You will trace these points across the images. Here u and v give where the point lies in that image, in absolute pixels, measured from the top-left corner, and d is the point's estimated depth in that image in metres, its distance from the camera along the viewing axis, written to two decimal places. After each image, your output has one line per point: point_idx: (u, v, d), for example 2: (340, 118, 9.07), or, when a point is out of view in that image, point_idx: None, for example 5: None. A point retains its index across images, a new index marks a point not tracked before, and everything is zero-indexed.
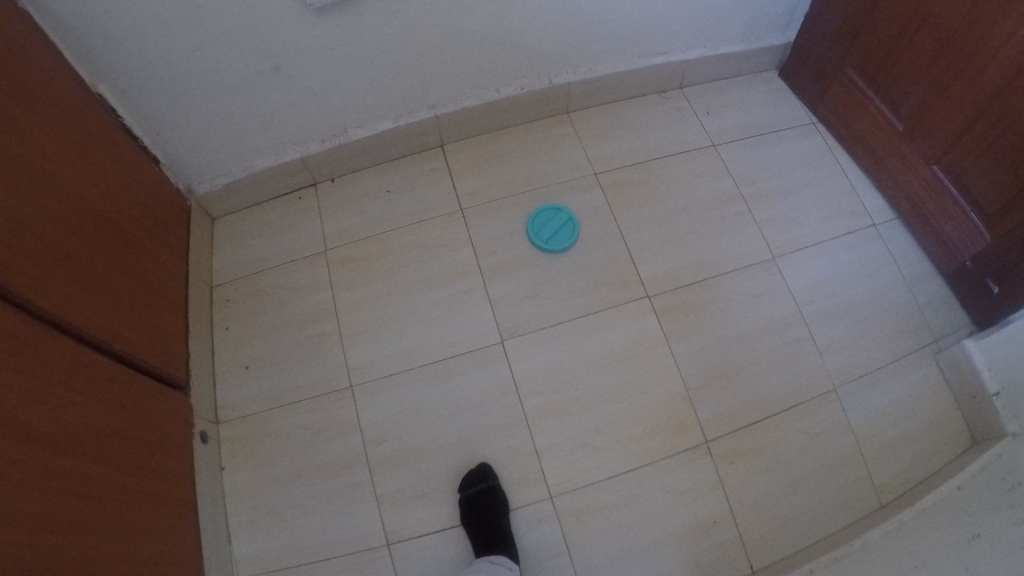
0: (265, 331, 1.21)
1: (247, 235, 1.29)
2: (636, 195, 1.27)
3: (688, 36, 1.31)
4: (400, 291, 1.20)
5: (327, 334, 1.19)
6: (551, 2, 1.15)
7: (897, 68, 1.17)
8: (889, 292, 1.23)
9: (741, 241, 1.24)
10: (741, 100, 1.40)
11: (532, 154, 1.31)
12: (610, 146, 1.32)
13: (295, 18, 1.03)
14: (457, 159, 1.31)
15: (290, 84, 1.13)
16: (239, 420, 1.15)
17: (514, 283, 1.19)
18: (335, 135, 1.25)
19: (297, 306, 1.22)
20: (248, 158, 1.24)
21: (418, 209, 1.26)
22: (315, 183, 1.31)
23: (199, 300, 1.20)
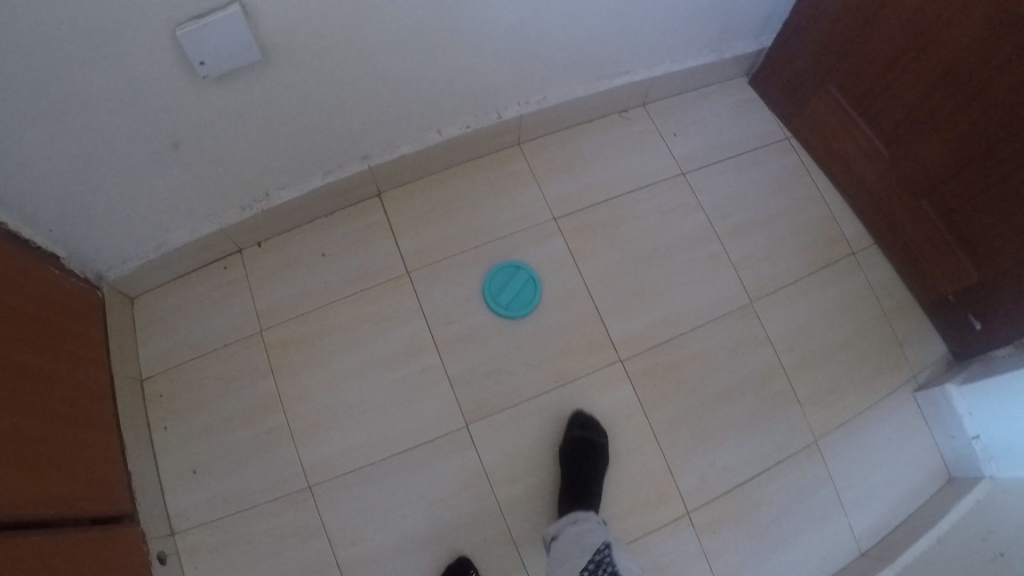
0: (209, 429, 1.08)
1: (173, 316, 1.12)
2: (603, 241, 1.15)
3: (653, 53, 1.17)
4: (352, 373, 1.08)
5: (274, 430, 1.07)
6: (496, 35, 0.99)
7: (887, 92, 1.07)
8: (869, 330, 1.18)
9: (716, 285, 1.15)
10: (713, 117, 1.28)
11: (484, 199, 1.16)
12: (569, 185, 1.18)
13: (188, 87, 0.83)
14: (398, 212, 1.15)
15: (202, 153, 0.94)
16: (196, 530, 1.04)
17: (475, 357, 1.08)
18: (256, 201, 1.07)
19: (239, 398, 1.08)
20: (162, 236, 1.05)
21: (360, 275, 1.11)
22: (240, 250, 1.14)
23: (131, 403, 1.05)
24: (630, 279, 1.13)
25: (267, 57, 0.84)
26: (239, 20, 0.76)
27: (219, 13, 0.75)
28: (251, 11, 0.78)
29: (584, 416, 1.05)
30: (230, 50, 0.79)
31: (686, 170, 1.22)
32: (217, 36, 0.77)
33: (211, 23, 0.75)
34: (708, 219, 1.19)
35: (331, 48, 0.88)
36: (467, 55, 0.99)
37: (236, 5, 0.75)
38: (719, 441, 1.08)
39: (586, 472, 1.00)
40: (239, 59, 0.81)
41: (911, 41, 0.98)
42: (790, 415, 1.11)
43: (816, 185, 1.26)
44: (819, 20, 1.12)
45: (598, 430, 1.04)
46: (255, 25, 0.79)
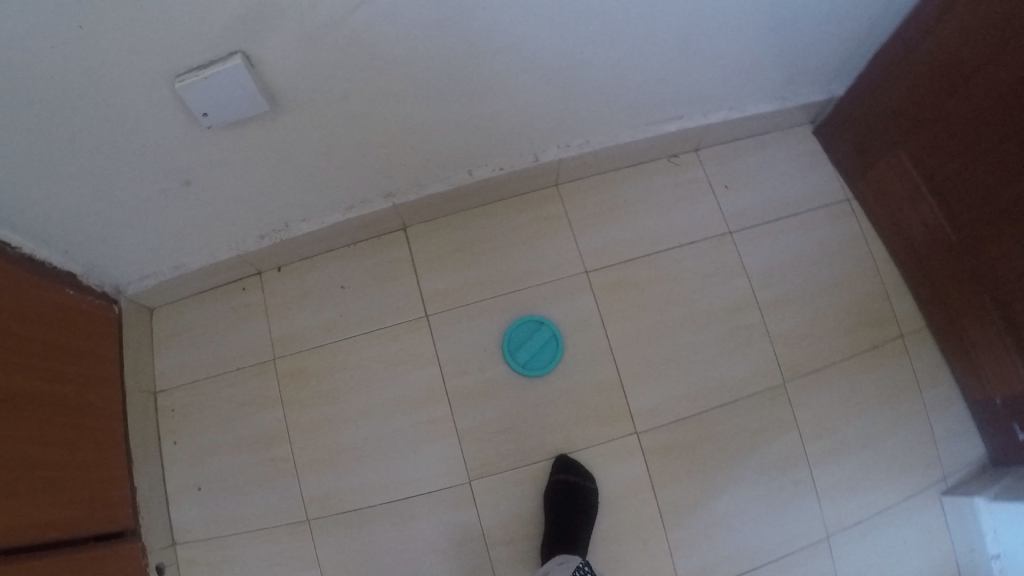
0: (217, 448, 1.06)
1: (188, 332, 1.10)
2: (634, 302, 1.09)
3: (712, 100, 1.07)
4: (362, 414, 1.05)
5: (281, 459, 1.04)
6: (537, 81, 0.89)
7: (963, 175, 0.96)
8: (902, 425, 1.12)
9: (743, 364, 1.10)
10: (766, 171, 1.20)
11: (514, 243, 1.09)
12: (604, 237, 1.11)
13: (193, 133, 0.77)
14: (422, 249, 1.10)
15: (220, 188, 0.89)
16: (198, 544, 1.03)
17: (486, 413, 1.05)
18: (275, 231, 1.03)
19: (248, 422, 1.06)
20: (179, 258, 1.02)
21: (379, 313, 1.08)
22: (259, 272, 1.12)
23: (143, 416, 1.04)
24: (656, 346, 1.08)
25: (278, 103, 0.76)
26: (242, 73, 0.68)
27: (220, 66, 0.67)
28: (258, 61, 0.69)
29: (568, 460, 1.03)
30: (234, 101, 0.72)
31: (732, 231, 1.15)
32: (219, 88, 0.69)
33: (212, 76, 0.67)
34: (750, 285, 1.14)
35: (350, 94, 0.80)
36: (503, 102, 0.91)
37: (239, 58, 0.67)
38: (727, 526, 1.06)
39: (577, 519, 1.00)
40: (245, 109, 0.74)
41: (990, 127, 0.89)
42: (807, 508, 1.08)
43: (875, 257, 1.19)
44: (899, 83, 1.02)
45: (586, 474, 1.03)
46: (262, 75, 0.71)
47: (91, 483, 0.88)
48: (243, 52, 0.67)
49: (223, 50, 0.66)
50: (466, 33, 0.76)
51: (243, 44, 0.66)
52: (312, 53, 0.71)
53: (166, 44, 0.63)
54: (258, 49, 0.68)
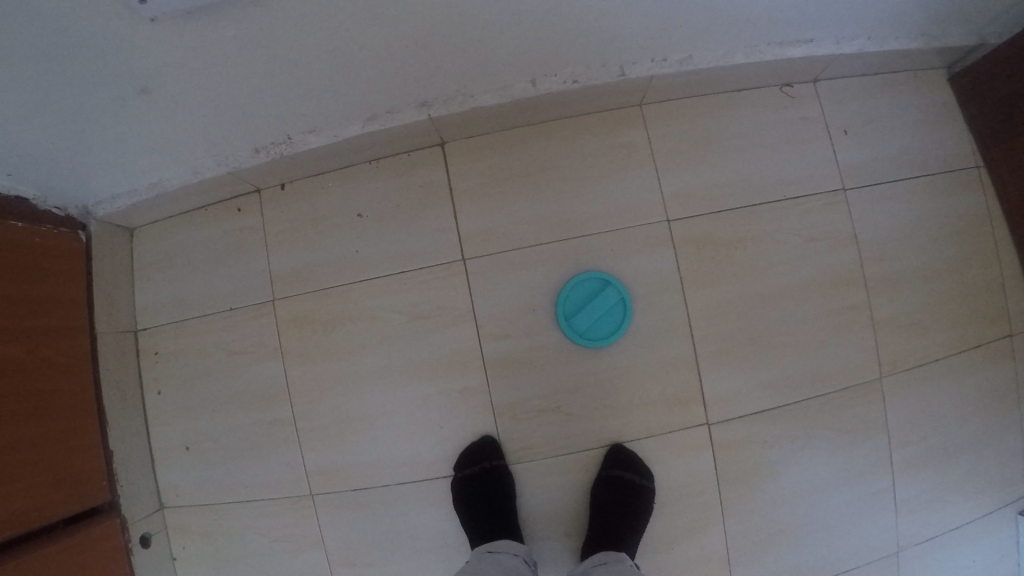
0: (206, 404, 0.98)
1: (174, 262, 1.00)
2: (720, 266, 0.87)
3: (855, 23, 0.81)
4: (383, 376, 0.89)
5: (282, 423, 0.95)
6: None
7: None
8: (997, 438, 1.03)
9: (826, 352, 0.94)
10: (881, 124, 1.01)
11: (581, 176, 0.85)
12: (693, 180, 0.87)
13: (135, 19, 0.55)
14: (463, 172, 0.86)
15: (183, 100, 0.69)
16: (188, 510, 0.99)
17: (530, 386, 0.86)
18: (275, 143, 0.84)
19: (241, 377, 0.97)
20: (152, 176, 0.87)
21: (407, 252, 0.87)
22: (258, 189, 0.96)
23: (120, 363, 0.97)
24: (741, 322, 0.89)
25: None
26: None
27: None
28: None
29: (626, 453, 0.85)
30: None
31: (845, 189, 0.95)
32: None
33: None
34: (853, 259, 0.96)
35: None
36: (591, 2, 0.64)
37: None
38: (796, 535, 0.94)
39: (622, 513, 0.84)
40: None
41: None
42: (883, 519, 0.98)
43: (994, 236, 1.04)
44: None
45: (644, 472, 0.85)
46: None
47: (47, 460, 0.80)
48: None
49: None
50: None
51: None
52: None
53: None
54: None
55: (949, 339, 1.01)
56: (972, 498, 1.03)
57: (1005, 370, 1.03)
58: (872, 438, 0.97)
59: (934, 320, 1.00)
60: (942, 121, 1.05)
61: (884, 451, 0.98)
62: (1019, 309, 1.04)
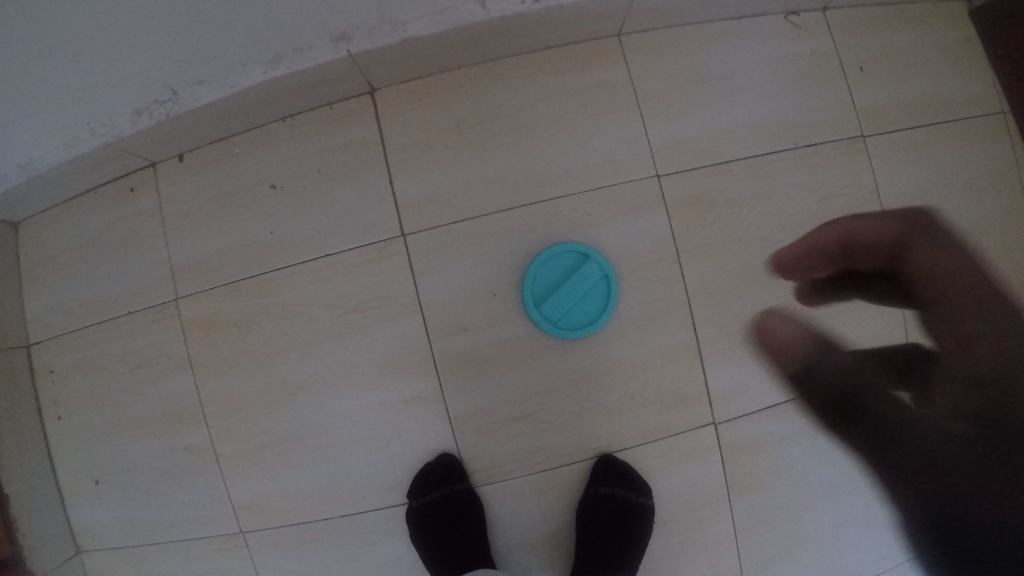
0: (113, 429, 0.80)
1: (65, 258, 0.81)
2: (723, 231, 0.71)
3: None
4: (315, 386, 0.71)
5: (200, 446, 0.77)
6: None
7: None
8: None
9: (858, 330, 0.77)
10: (907, 58, 0.84)
11: (548, 125, 0.68)
12: (687, 125, 0.70)
13: None
14: (398, 126, 0.68)
15: None
16: (103, 556, 0.81)
17: (495, 390, 0.69)
18: (165, 101, 0.64)
19: (150, 395, 0.79)
20: (15, 158, 0.68)
21: (336, 229, 0.69)
22: (154, 162, 0.78)
23: (6, 386, 0.78)
24: (752, 299, 0.73)
25: None
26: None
27: None
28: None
29: (619, 467, 0.69)
30: None
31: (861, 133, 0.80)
32: None
33: None
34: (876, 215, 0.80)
35: None
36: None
37: None
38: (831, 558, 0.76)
39: (616, 533, 0.70)
40: None
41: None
42: None
43: None
44: None
45: (641, 488, 0.69)
46: None
47: None
48: None
49: None
50: None
51: None
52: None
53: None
54: None
55: None
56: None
57: None
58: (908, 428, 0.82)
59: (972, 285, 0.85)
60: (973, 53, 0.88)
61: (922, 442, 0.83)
62: None
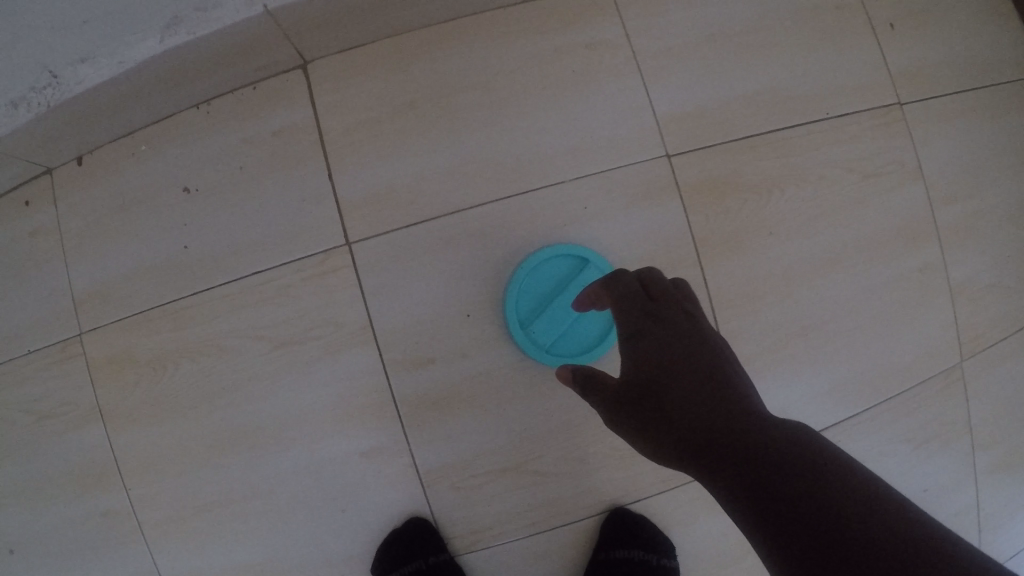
0: (10, 495, 0.64)
1: None
2: (750, 220, 0.58)
3: None
4: (252, 436, 0.57)
5: (116, 514, 0.62)
6: None
7: None
8: None
9: (903, 333, 0.65)
10: (947, 11, 0.72)
11: (530, 99, 0.55)
12: (699, 93, 0.57)
13: None
14: (342, 105, 0.54)
15: None
16: None
17: (475, 434, 0.55)
18: (37, 87, 0.50)
19: (51, 455, 0.63)
20: None
21: (270, 238, 0.55)
22: (48, 170, 0.62)
23: None
24: (789, 305, 0.59)
25: None
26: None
27: None
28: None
29: (634, 521, 0.55)
30: None
31: (901, 100, 0.67)
32: None
33: None
34: (926, 196, 0.66)
35: None
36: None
37: None
38: None
39: None
40: None
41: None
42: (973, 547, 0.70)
43: None
44: None
45: (663, 547, 0.56)
46: None
47: None
48: None
49: None
50: None
51: None
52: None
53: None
54: None
55: None
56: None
57: None
58: (976, 449, 0.69)
59: None
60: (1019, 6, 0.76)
61: (990, 462, 0.70)
62: None
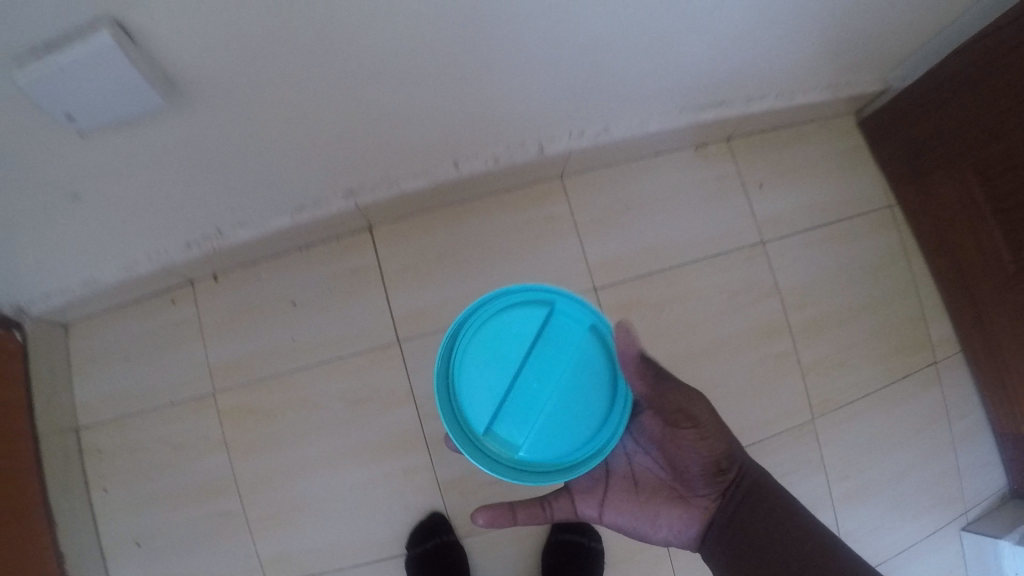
0: (154, 497, 0.97)
1: (113, 355, 1.00)
2: (646, 330, 0.94)
3: (745, 82, 0.88)
4: (332, 463, 0.93)
5: (229, 513, 0.95)
6: (561, 67, 0.72)
7: (1015, 209, 0.95)
8: (933, 460, 1.18)
9: (766, 401, 0.96)
10: (803, 177, 1.07)
11: (512, 253, 0.93)
12: (618, 246, 0.94)
13: (52, 130, 0.59)
14: (391, 256, 0.93)
15: (113, 205, 0.75)
16: None
17: (470, 461, 0.93)
18: (205, 239, 0.87)
19: (187, 471, 0.96)
20: (89, 273, 0.89)
21: (340, 339, 0.93)
22: (191, 282, 0.97)
23: (61, 463, 0.95)
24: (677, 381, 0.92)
25: (181, 95, 0.58)
26: (116, 54, 0.49)
27: (81, 48, 0.48)
28: (137, 30, 0.50)
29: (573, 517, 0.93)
30: (111, 98, 0.54)
31: (766, 239, 1.00)
32: (78, 81, 0.51)
33: (67, 63, 0.49)
34: (784, 306, 0.99)
35: (288, 77, 0.62)
36: (513, 78, 0.72)
37: (108, 32, 0.48)
38: None
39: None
40: (129, 107, 0.56)
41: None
42: None
43: (913, 273, 1.19)
44: (967, 97, 0.97)
45: (590, 535, 0.92)
46: (153, 59, 0.53)
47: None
48: (113, 20, 0.48)
49: (83, 18, 0.47)
50: None
51: (112, 9, 0.48)
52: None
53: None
54: (136, 17, 0.49)
55: (872, 376, 1.14)
56: (890, 504, 1.14)
57: (930, 394, 1.18)
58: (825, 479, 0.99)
59: (858, 356, 1.13)
60: (851, 169, 1.16)
61: None
62: (940, 337, 1.20)
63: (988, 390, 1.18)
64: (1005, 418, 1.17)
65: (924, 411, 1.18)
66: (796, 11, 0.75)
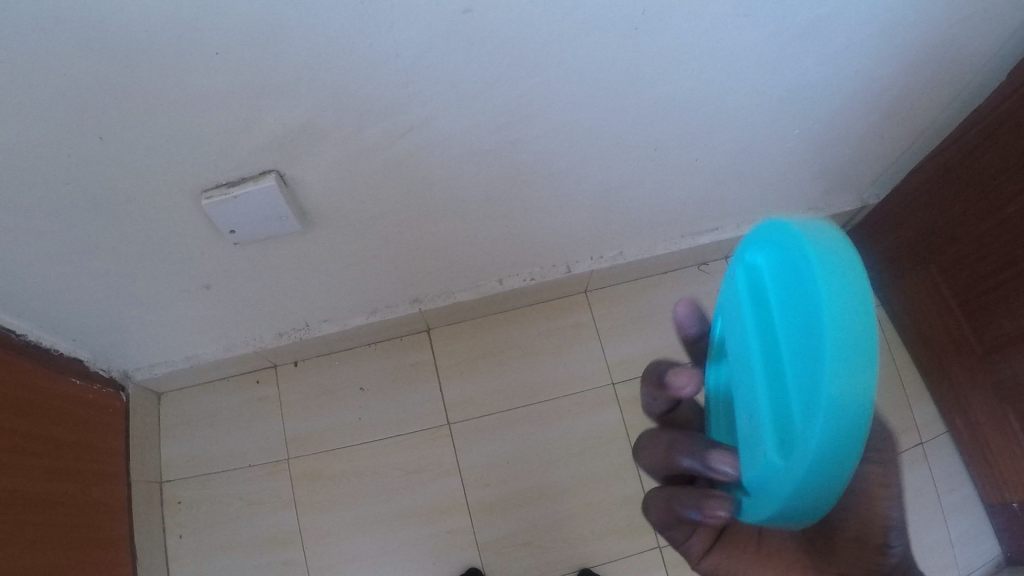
0: (226, 545, 1.12)
1: (198, 421, 1.18)
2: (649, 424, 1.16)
3: (729, 210, 1.11)
4: (387, 522, 1.11)
5: (292, 562, 1.11)
6: (579, 209, 0.96)
7: (965, 291, 1.13)
8: (926, 533, 1.27)
9: None
10: None
11: (545, 354, 1.19)
12: (632, 346, 1.20)
13: (208, 241, 0.81)
14: (445, 353, 1.18)
15: (227, 298, 0.95)
16: None
17: (504, 526, 1.11)
18: (296, 329, 1.09)
19: (257, 524, 1.13)
20: (191, 350, 1.08)
21: (397, 420, 1.15)
22: (275, 366, 1.19)
23: (148, 510, 1.11)
24: None
25: (309, 222, 0.81)
26: (274, 192, 0.72)
27: (250, 186, 0.70)
28: (291, 179, 0.73)
29: None
30: (261, 222, 0.77)
31: None
32: (243, 205, 0.73)
33: (241, 194, 0.71)
34: None
35: (384, 215, 0.85)
36: (544, 215, 0.95)
37: (272, 178, 0.70)
38: None
39: None
40: (272, 227, 0.79)
41: (1008, 251, 1.01)
42: None
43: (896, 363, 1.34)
44: (915, 207, 1.17)
45: None
46: (295, 197, 0.76)
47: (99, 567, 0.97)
48: (276, 172, 0.71)
49: (258, 170, 0.70)
50: (518, 158, 0.81)
51: (277, 166, 0.70)
52: (350, 163, 0.73)
53: (193, 165, 0.66)
54: (292, 170, 0.71)
55: None
56: None
57: (918, 473, 1.29)
58: None
59: None
60: None
61: None
62: (925, 420, 1.32)
63: (975, 464, 1.26)
64: (989, 493, 1.26)
65: (914, 486, 1.29)
66: (757, 160, 0.99)
